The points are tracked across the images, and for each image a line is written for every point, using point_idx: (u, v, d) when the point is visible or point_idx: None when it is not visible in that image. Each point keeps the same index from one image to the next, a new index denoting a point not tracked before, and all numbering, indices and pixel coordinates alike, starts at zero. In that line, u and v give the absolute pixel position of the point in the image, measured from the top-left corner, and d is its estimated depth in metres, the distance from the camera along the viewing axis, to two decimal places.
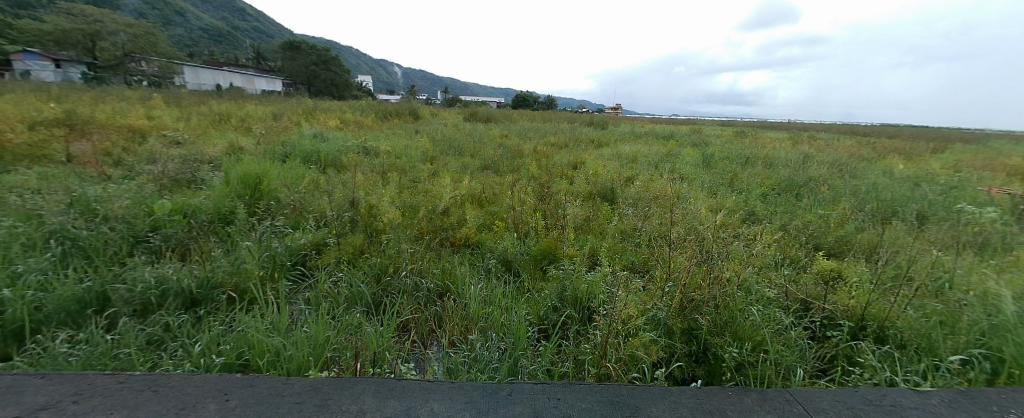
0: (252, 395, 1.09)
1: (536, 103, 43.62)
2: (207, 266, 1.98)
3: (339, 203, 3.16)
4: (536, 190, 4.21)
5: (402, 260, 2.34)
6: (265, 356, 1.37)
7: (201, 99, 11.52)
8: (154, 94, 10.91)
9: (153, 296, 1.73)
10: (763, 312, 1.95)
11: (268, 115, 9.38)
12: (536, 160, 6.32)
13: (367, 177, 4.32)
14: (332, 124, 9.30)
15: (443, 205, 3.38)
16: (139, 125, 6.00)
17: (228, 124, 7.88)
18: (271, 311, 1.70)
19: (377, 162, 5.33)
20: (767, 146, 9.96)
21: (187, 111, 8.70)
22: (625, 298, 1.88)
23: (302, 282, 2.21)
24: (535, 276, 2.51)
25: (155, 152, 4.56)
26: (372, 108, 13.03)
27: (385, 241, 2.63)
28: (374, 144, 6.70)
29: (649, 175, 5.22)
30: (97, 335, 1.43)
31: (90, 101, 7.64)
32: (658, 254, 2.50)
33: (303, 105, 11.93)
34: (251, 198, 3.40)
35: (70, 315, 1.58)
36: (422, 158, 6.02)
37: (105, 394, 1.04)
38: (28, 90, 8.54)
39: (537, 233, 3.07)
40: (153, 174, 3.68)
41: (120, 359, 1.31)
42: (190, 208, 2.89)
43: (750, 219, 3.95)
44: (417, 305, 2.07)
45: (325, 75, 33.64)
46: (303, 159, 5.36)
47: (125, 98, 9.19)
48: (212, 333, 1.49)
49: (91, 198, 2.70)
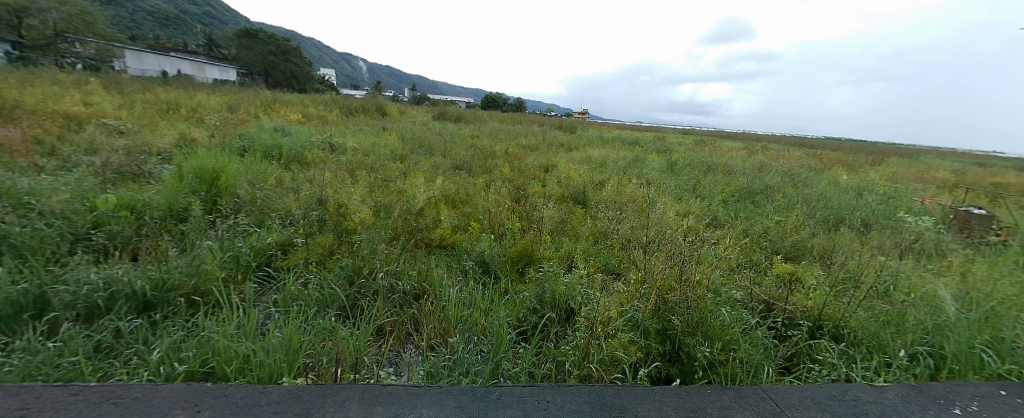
0: (227, 405, 1.03)
1: (507, 105, 43.98)
2: (163, 267, 1.83)
3: (306, 201, 3.00)
4: (512, 192, 4.23)
5: (378, 261, 2.26)
6: (234, 363, 1.28)
7: (146, 87, 10.61)
8: (91, 78, 9.97)
9: (100, 299, 1.58)
10: (731, 312, 2.07)
11: (224, 106, 8.79)
12: (509, 162, 6.35)
13: (335, 174, 4.14)
14: (295, 118, 8.89)
15: (418, 205, 3.31)
16: (75, 112, 5.46)
17: (178, 114, 7.32)
18: (236, 315, 1.60)
19: (345, 159, 5.15)
20: (725, 154, 10.59)
21: (130, 99, 7.98)
22: (605, 301, 1.93)
23: (269, 284, 2.09)
24: (513, 278, 2.50)
25: (94, 142, 4.15)
26: (338, 103, 12.55)
27: (357, 241, 2.53)
28: (341, 140, 6.45)
29: (619, 180, 5.39)
30: (36, 342, 1.28)
31: (14, 84, 6.86)
32: (633, 256, 2.57)
33: (263, 97, 11.27)
34: (208, 194, 3.18)
35: (2, 321, 1.41)
36: (393, 156, 5.86)
37: (56, 408, 0.93)
38: None
39: (513, 235, 3.06)
40: (94, 167, 3.35)
41: (64, 368, 1.18)
42: (138, 203, 2.67)
43: (714, 224, 4.17)
44: (393, 308, 2.01)
45: (290, 67, 32.16)
46: (264, 154, 5.07)
47: (56, 82, 8.32)
48: (172, 338, 1.37)
49: (22, 190, 2.41)
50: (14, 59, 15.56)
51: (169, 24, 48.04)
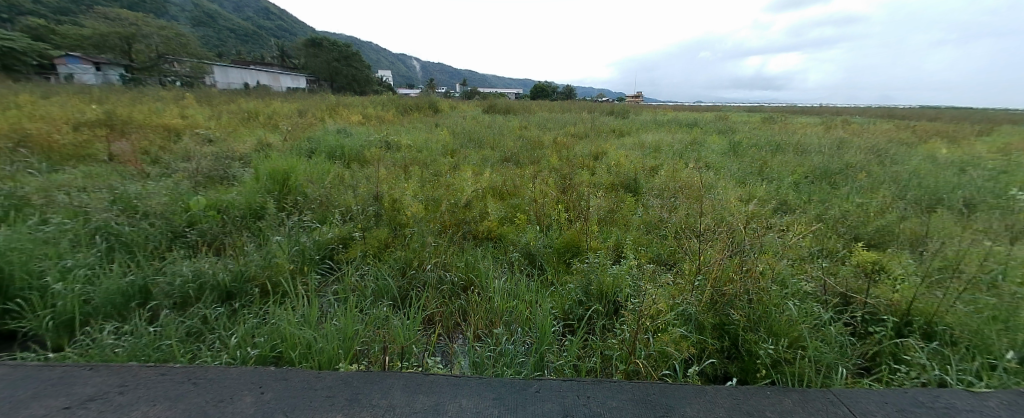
0: (287, 389, 1.14)
1: (552, 92, 43.35)
2: (240, 261, 2.03)
3: (363, 197, 3.16)
4: (558, 181, 4.12)
5: (427, 252, 2.31)
6: (297, 349, 1.38)
7: (231, 98, 11.94)
8: (188, 94, 11.46)
9: (191, 290, 1.79)
10: (800, 306, 1.85)
11: (295, 112, 9.64)
12: (556, 151, 6.23)
13: (389, 171, 4.32)
14: (354, 119, 9.48)
15: (464, 198, 3.33)
16: (174, 125, 6.28)
17: (257, 122, 8.13)
18: (301, 304, 1.71)
19: (399, 156, 5.37)
20: (797, 131, 9.49)
21: (218, 110, 9.02)
22: (654, 293, 1.81)
23: (331, 276, 2.22)
24: (559, 269, 2.40)
25: (190, 151, 4.74)
26: (393, 102, 13.19)
27: (409, 234, 2.60)
28: (395, 138, 6.75)
29: (674, 165, 5.04)
30: (141, 327, 1.49)
31: (129, 103, 8.05)
32: (687, 245, 2.37)
33: (327, 102, 12.14)
34: (280, 193, 3.47)
35: (116, 308, 1.66)
36: (443, 151, 6.01)
37: (148, 386, 1.09)
38: (73, 92, 9.05)
39: (560, 226, 2.95)
40: (188, 172, 3.83)
41: (162, 350, 1.37)
42: (223, 204, 2.99)
43: (783, 210, 3.74)
44: (442, 298, 2.01)
45: (347, 70, 34.33)
46: (327, 155, 5.44)
47: (162, 99, 9.65)
48: (247, 325, 1.52)
49: (132, 195, 2.82)
50: (133, 82, 18.38)
51: (245, 40, 53.53)
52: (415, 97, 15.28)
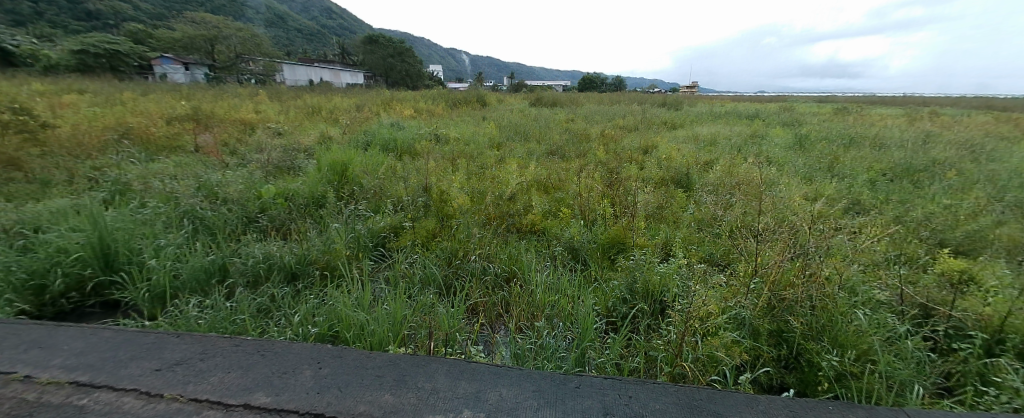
0: (341, 366, 1.21)
1: (595, 84, 42.38)
2: (303, 245, 2.18)
3: (413, 188, 3.25)
4: (606, 174, 3.97)
5: (472, 243, 2.33)
6: (352, 329, 1.45)
7: (298, 94, 12.93)
8: (262, 91, 12.58)
9: (262, 270, 1.96)
10: (870, 316, 1.67)
11: (353, 106, 10.19)
12: (603, 144, 6.06)
13: (437, 164, 4.40)
14: (407, 113, 9.86)
15: (509, 191, 3.30)
16: (249, 119, 6.90)
17: (320, 116, 8.71)
18: (356, 288, 1.80)
19: (447, 149, 5.48)
20: (875, 124, 8.48)
21: (287, 105, 9.79)
22: (704, 294, 1.71)
23: (383, 262, 2.31)
24: (603, 265, 2.32)
25: (262, 143, 5.17)
26: (445, 96, 13.57)
27: (455, 225, 2.64)
28: (444, 131, 6.89)
29: (731, 159, 4.71)
30: (220, 302, 1.65)
31: (213, 99, 8.97)
32: (742, 246, 2.20)
33: (381, 97, 12.73)
34: (338, 183, 3.67)
35: (200, 284, 1.85)
36: (489, 145, 6.05)
37: (224, 355, 1.21)
38: (168, 90, 10.25)
39: (605, 221, 2.84)
40: (261, 163, 4.19)
41: (237, 323, 1.51)
42: (289, 192, 3.20)
43: (854, 211, 3.37)
44: (485, 289, 2.03)
45: (398, 68, 35.78)
46: (381, 147, 5.69)
47: (238, 95, 10.66)
48: (309, 305, 1.62)
49: (214, 183, 3.13)
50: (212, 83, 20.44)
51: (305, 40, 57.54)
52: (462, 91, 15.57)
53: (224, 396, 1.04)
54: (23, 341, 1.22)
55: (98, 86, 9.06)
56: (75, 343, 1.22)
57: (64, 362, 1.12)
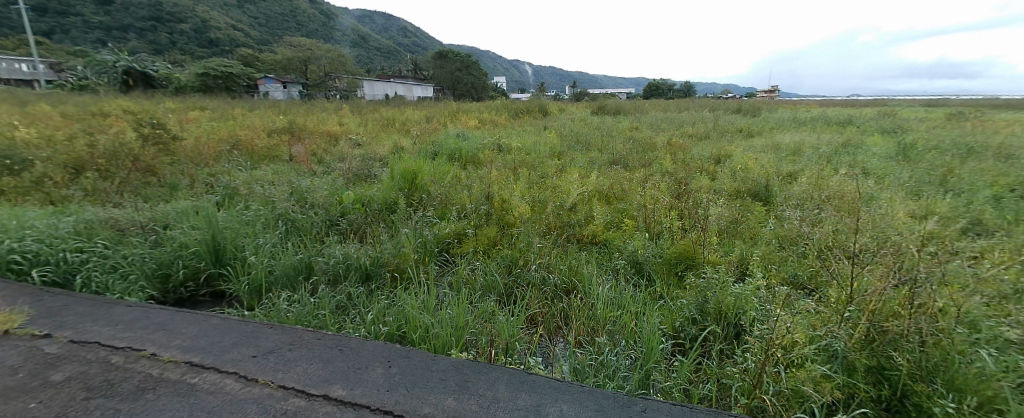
0: (408, 365, 1.25)
1: (654, 91, 41.00)
2: (377, 248, 2.32)
3: (476, 197, 3.31)
4: (675, 185, 3.73)
5: (531, 253, 2.31)
6: (418, 331, 1.50)
7: (376, 107, 14.12)
8: (345, 105, 13.92)
9: (341, 270, 2.12)
10: (997, 357, 1.38)
11: (423, 118, 10.79)
12: (670, 153, 5.77)
13: (499, 172, 4.42)
14: (472, 124, 10.24)
15: (569, 201, 3.23)
16: (335, 131, 7.63)
17: (394, 127, 9.36)
18: (422, 291, 1.87)
19: (509, 158, 5.54)
20: (1006, 131, 7.12)
21: (365, 118, 10.68)
22: (788, 320, 1.53)
23: (447, 267, 2.37)
24: (670, 282, 2.17)
25: (344, 153, 5.66)
26: (506, 107, 13.93)
27: (515, 234, 2.65)
28: (506, 141, 6.99)
29: (819, 170, 4.23)
30: (305, 297, 1.80)
31: (304, 114, 10.10)
32: (834, 267, 1.93)
33: (449, 108, 13.49)
34: (408, 191, 3.72)
35: (289, 279, 2.04)
36: (550, 154, 6.01)
37: (308, 347, 1.31)
38: (268, 106, 11.74)
39: (672, 235, 2.65)
40: (343, 171, 4.60)
41: (319, 318, 1.64)
42: (367, 199, 3.38)
43: (974, 232, 2.85)
44: (545, 300, 2.00)
45: (465, 79, 37.51)
46: (448, 157, 5.79)
47: (324, 110, 11.90)
48: (381, 305, 1.71)
49: (304, 190, 3.46)
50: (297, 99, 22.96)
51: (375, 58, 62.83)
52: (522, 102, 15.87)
53: (307, 386, 1.12)
54: (153, 323, 1.42)
55: (216, 104, 10.61)
56: (191, 327, 1.40)
57: (182, 344, 1.29)
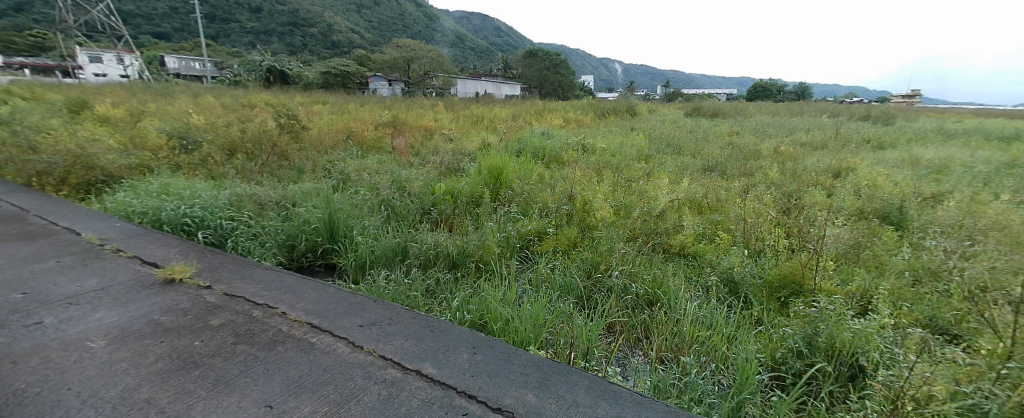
0: (491, 354, 1.28)
1: (752, 94, 37.36)
2: (463, 239, 2.43)
3: (558, 196, 3.24)
4: (782, 199, 3.30)
5: (612, 259, 2.20)
6: (498, 323, 1.54)
7: (466, 105, 14.84)
8: (439, 102, 14.87)
9: (430, 256, 2.26)
10: None
11: (510, 116, 10.98)
12: (778, 164, 5.13)
13: (583, 173, 4.28)
14: (556, 123, 10.18)
15: (659, 207, 2.98)
16: (427, 125, 7.99)
17: (481, 124, 9.64)
18: (504, 285, 1.91)
19: (593, 158, 5.36)
20: None
21: (457, 114, 11.24)
22: (925, 369, 1.26)
23: (527, 264, 2.40)
24: (771, 308, 1.93)
25: (438, 146, 5.86)
26: (591, 107, 13.65)
27: (597, 238, 2.55)
28: (591, 141, 6.79)
29: (982, 196, 3.42)
30: (399, 278, 1.97)
31: (404, 109, 10.99)
32: (990, 313, 1.55)
33: (533, 108, 13.63)
34: (494, 186, 3.72)
35: (387, 260, 2.23)
36: (638, 156, 5.73)
37: (403, 323, 1.42)
38: (373, 101, 13.01)
39: (775, 254, 2.36)
40: (437, 163, 4.72)
41: (411, 298, 1.78)
42: (456, 191, 3.45)
43: None
44: (625, 309, 1.91)
45: (552, 79, 38.03)
46: (532, 154, 5.73)
47: (422, 106, 12.84)
48: (465, 293, 1.79)
49: (403, 180, 3.63)
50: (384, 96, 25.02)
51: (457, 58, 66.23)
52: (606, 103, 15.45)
53: (402, 360, 1.21)
54: (283, 285, 1.65)
55: (332, 99, 12.03)
56: (312, 292, 1.59)
57: (305, 307, 1.48)
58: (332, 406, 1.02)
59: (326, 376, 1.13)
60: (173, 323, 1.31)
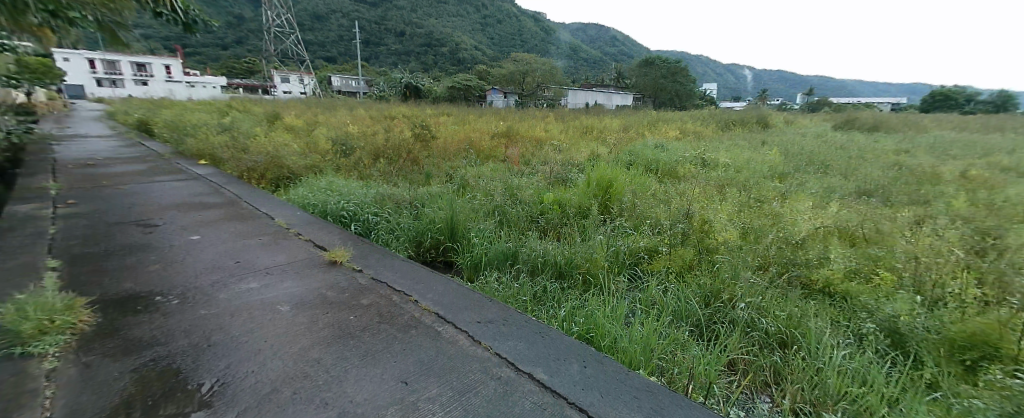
0: (602, 371, 1.26)
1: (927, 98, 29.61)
2: (571, 249, 2.45)
3: (674, 212, 3.02)
4: (979, 237, 2.60)
5: (737, 287, 1.94)
6: (606, 340, 1.52)
7: (574, 115, 14.96)
8: (549, 113, 15.31)
9: (538, 263, 2.34)
10: None
11: (620, 127, 10.67)
12: (986, 194, 3.92)
13: (702, 189, 3.94)
14: (671, 134, 9.54)
15: (796, 233, 2.63)
16: (535, 135, 8.19)
17: (590, 134, 9.55)
18: (613, 302, 1.88)
19: (717, 175, 4.88)
20: None
21: (566, 124, 11.36)
22: None
23: (635, 281, 2.32)
24: (954, 374, 1.51)
25: (547, 156, 5.96)
26: (712, 120, 12.49)
27: (718, 262, 2.31)
28: (713, 155, 6.19)
29: None
30: (510, 282, 2.08)
31: (517, 120, 11.57)
32: None
33: (644, 118, 13.05)
34: (603, 198, 3.66)
35: (498, 263, 2.38)
36: (769, 173, 5.09)
37: (518, 326, 1.50)
38: (490, 113, 14.00)
39: (966, 306, 1.83)
40: (547, 173, 4.78)
41: (521, 303, 1.88)
42: (564, 201, 3.47)
43: None
44: (750, 346, 1.70)
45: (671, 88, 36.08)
46: (644, 167, 5.48)
47: (534, 117, 13.34)
48: (572, 305, 1.82)
49: (514, 187, 3.78)
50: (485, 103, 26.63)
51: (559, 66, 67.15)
52: (728, 113, 13.95)
53: (516, 361, 1.28)
54: (414, 275, 1.88)
55: (456, 111, 13.34)
56: (438, 285, 1.78)
57: (433, 297, 1.66)
58: (455, 392, 1.12)
59: (449, 364, 1.25)
60: (335, 298, 1.60)
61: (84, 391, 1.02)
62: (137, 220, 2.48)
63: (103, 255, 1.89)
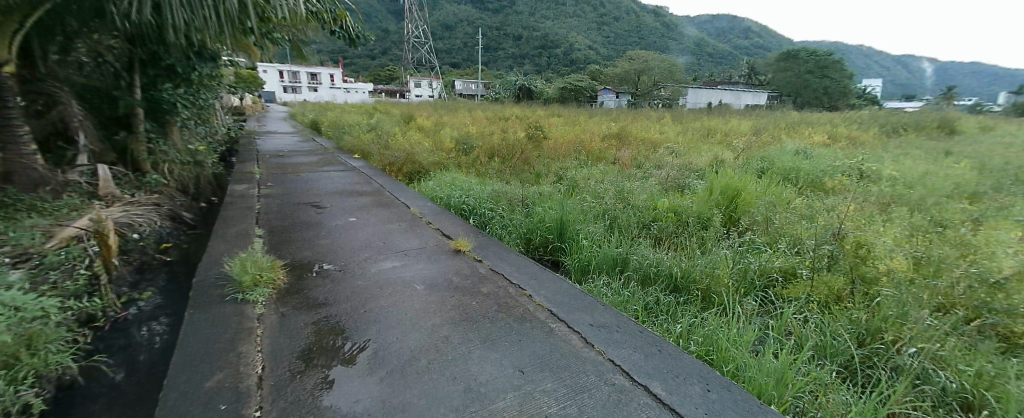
0: (728, 399, 1.18)
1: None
2: (689, 261, 2.32)
3: (820, 230, 2.61)
4: None
5: (906, 328, 1.62)
6: (730, 366, 1.43)
7: (693, 116, 13.74)
8: (665, 115, 14.37)
9: (649, 272, 2.27)
10: None
11: (750, 129, 9.44)
12: None
13: (862, 207, 3.31)
14: (817, 139, 8.09)
15: (1003, 271, 1.98)
16: (649, 138, 7.74)
17: (714, 137, 8.63)
18: (739, 325, 1.74)
19: (886, 190, 4.02)
20: None
21: (682, 126, 10.49)
22: None
23: (763, 304, 2.09)
24: None
25: (661, 159, 5.60)
26: (877, 125, 10.19)
27: (878, 294, 1.94)
28: (880, 166, 5.09)
29: None
30: (620, 290, 2.06)
31: (628, 121, 11.07)
32: None
33: (781, 120, 11.32)
34: (726, 209, 3.38)
35: (607, 268, 2.36)
36: (966, 193, 4.01)
37: (632, 335, 1.49)
38: (600, 115, 13.74)
39: None
40: (662, 177, 4.49)
41: (631, 312, 1.86)
42: (681, 209, 3.27)
43: None
44: (918, 402, 1.40)
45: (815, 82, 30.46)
46: (780, 177, 4.82)
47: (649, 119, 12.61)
48: (688, 321, 1.73)
49: (625, 190, 3.69)
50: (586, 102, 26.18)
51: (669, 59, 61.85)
52: (901, 116, 11.24)
53: (632, 371, 1.27)
54: (528, 271, 1.98)
55: (566, 112, 13.35)
56: (550, 283, 1.85)
57: (546, 294, 1.74)
58: (569, 390, 1.16)
59: (563, 362, 1.29)
60: (460, 284, 1.78)
61: (283, 334, 1.34)
62: (307, 199, 3.12)
63: (288, 228, 2.41)
